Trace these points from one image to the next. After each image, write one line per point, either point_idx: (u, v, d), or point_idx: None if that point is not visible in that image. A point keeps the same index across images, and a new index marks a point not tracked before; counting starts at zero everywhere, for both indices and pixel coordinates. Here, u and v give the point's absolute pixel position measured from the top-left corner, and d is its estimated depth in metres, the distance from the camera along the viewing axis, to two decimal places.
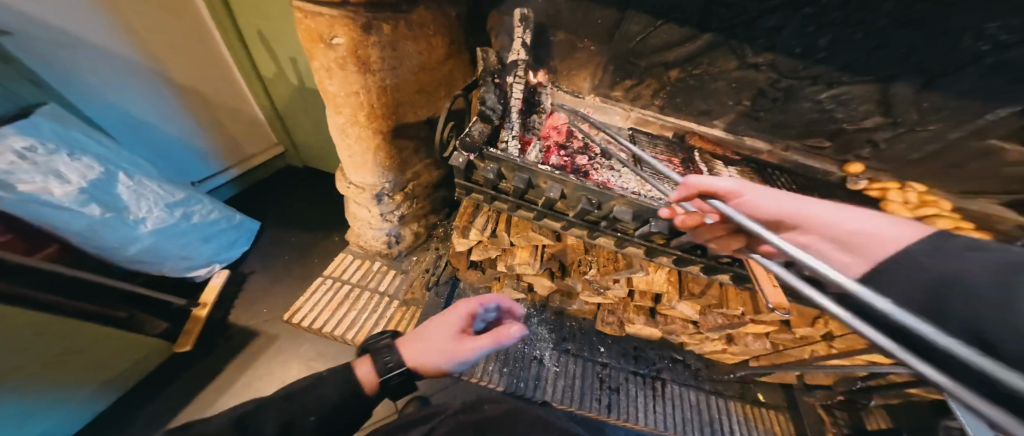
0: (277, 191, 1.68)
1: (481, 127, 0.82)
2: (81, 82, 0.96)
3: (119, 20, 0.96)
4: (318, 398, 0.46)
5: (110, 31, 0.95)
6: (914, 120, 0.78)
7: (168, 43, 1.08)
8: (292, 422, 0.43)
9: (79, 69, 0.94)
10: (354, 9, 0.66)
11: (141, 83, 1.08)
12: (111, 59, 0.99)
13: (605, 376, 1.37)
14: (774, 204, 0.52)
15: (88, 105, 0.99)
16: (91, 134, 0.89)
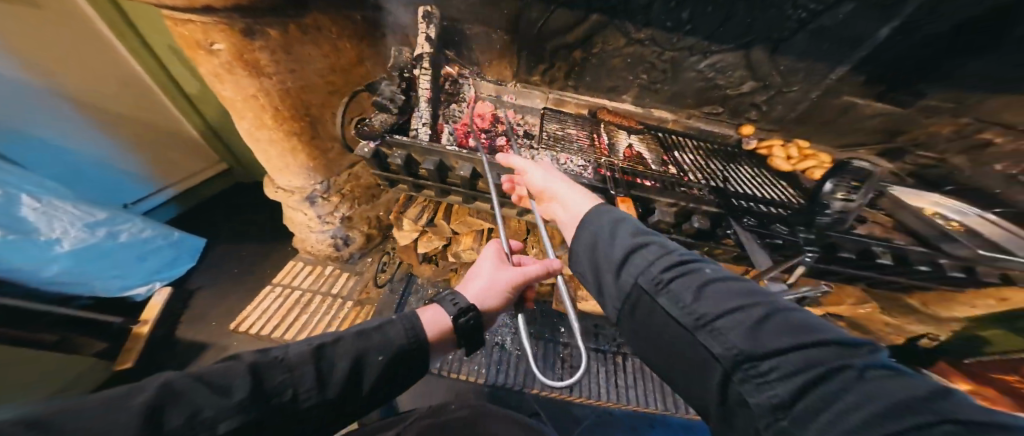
0: (226, 203, 1.62)
1: (382, 117, 0.87)
2: None
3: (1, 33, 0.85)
4: (386, 338, 0.44)
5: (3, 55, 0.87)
6: (780, 81, 0.90)
7: (71, 60, 1.00)
8: (358, 358, 0.41)
9: None
10: (227, 17, 0.70)
11: (55, 108, 1.00)
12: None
13: (567, 355, 1.41)
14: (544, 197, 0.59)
15: None
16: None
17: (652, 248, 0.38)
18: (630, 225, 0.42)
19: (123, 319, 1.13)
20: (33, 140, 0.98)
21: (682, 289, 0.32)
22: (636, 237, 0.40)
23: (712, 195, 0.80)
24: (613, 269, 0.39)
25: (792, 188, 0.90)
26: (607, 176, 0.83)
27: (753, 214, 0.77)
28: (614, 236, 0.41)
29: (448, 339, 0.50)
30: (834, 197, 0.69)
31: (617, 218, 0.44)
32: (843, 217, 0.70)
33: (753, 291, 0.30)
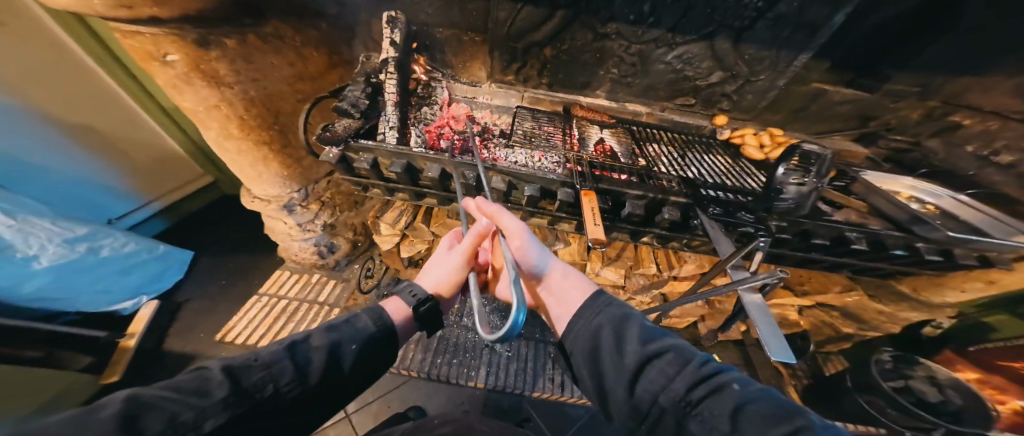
0: (214, 219, 1.63)
1: (346, 122, 0.86)
2: None
3: None
4: (354, 329, 0.45)
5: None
6: (746, 71, 0.90)
7: (35, 73, 0.97)
8: (333, 348, 0.41)
9: None
10: (177, 27, 0.69)
11: (20, 125, 0.97)
12: None
13: (557, 354, 1.40)
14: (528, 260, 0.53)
15: None
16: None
17: (663, 354, 0.38)
18: (637, 325, 0.43)
19: (110, 333, 1.08)
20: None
21: (706, 411, 0.32)
22: (644, 340, 0.40)
23: (679, 186, 0.79)
24: (628, 380, 0.38)
25: (766, 176, 0.89)
26: (574, 170, 0.82)
27: (717, 203, 0.75)
28: (621, 338, 0.42)
29: (412, 325, 0.54)
30: (789, 182, 0.70)
31: (618, 314, 0.45)
32: (801, 201, 0.70)
33: (780, 410, 0.30)
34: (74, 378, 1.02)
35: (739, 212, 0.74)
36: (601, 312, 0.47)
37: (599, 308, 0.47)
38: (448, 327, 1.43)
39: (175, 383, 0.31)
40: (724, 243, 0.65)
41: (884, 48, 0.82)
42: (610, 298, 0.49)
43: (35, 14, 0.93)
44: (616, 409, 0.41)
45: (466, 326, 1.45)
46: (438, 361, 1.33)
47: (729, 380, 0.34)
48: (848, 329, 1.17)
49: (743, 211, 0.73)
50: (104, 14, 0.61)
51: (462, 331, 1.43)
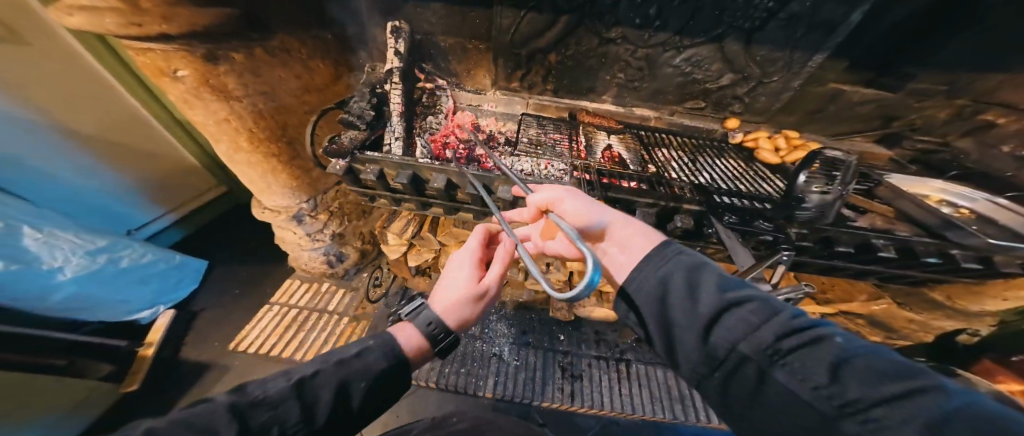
0: (229, 229, 1.66)
1: (352, 135, 0.87)
2: None
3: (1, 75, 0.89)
4: (365, 364, 0.43)
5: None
6: (759, 72, 0.87)
7: (51, 85, 1.00)
8: (342, 386, 0.40)
9: None
10: (186, 43, 0.71)
11: (31, 133, 0.99)
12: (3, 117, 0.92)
13: (567, 364, 1.36)
14: (579, 216, 0.49)
15: None
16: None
17: (746, 304, 0.33)
18: (711, 273, 0.37)
19: (128, 342, 1.11)
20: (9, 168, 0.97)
21: (801, 362, 0.27)
22: (721, 288, 0.35)
23: (692, 193, 0.76)
24: (702, 329, 0.33)
25: (781, 181, 0.85)
26: (583, 179, 0.80)
27: (734, 211, 0.72)
28: (694, 285, 0.36)
29: (424, 355, 0.52)
30: (811, 191, 0.67)
31: (686, 261, 0.40)
32: (822, 210, 0.67)
33: (904, 370, 0.24)
34: (98, 386, 1.05)
35: (756, 220, 0.71)
36: (673, 260, 0.40)
37: (667, 255, 0.41)
38: (456, 337, 1.41)
39: (186, 414, 0.31)
40: (741, 253, 0.61)
41: (898, 47, 0.78)
42: (681, 245, 0.42)
43: (56, 31, 0.96)
44: (681, 362, 0.37)
45: (473, 335, 1.44)
46: (447, 370, 1.32)
47: (830, 333, 0.29)
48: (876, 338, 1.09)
49: (761, 219, 0.71)
50: (117, 32, 0.64)
51: (469, 340, 1.42)
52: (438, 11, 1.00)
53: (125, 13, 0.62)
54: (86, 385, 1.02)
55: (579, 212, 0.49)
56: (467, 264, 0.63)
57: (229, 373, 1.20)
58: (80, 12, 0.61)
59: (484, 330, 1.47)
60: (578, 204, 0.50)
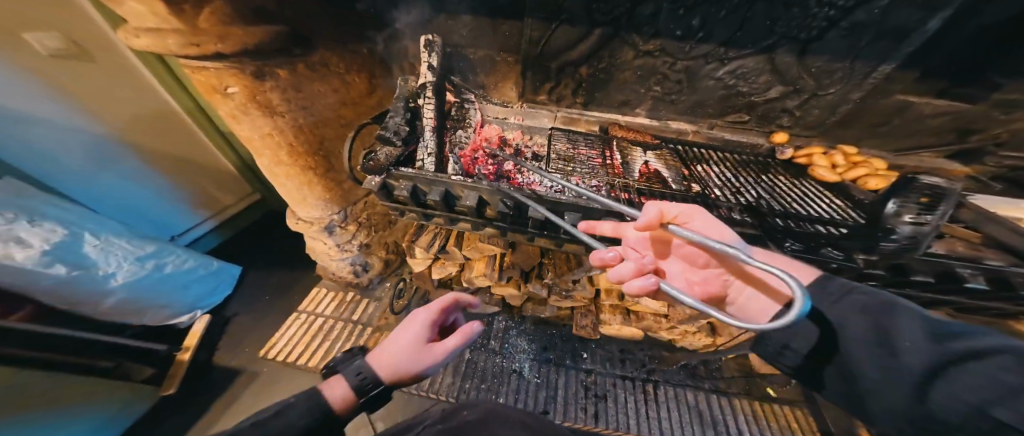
0: (262, 234, 1.72)
1: (387, 150, 0.88)
2: (43, 151, 0.99)
3: (73, 93, 1.00)
4: (287, 423, 0.40)
5: (53, 101, 0.97)
6: (814, 84, 0.81)
7: (116, 102, 1.09)
8: None
9: (37, 142, 0.97)
10: (238, 61, 0.75)
11: (99, 145, 1.10)
12: (73, 131, 1.02)
13: (591, 383, 1.29)
14: (721, 235, 0.51)
15: (54, 176, 1.03)
16: (43, 199, 0.92)
17: (985, 356, 0.28)
18: (928, 326, 0.33)
19: (169, 347, 1.15)
20: (75, 178, 1.08)
21: None
22: (946, 338, 0.31)
23: (745, 216, 0.72)
24: (917, 384, 0.31)
25: (841, 200, 0.80)
26: (621, 198, 0.77)
27: (794, 237, 0.68)
28: (896, 333, 0.34)
29: (349, 410, 0.46)
30: (900, 221, 0.57)
31: (874, 305, 0.37)
32: (919, 242, 0.57)
33: None
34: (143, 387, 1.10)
35: (823, 247, 0.66)
36: (856, 301, 0.39)
37: (846, 297, 0.40)
38: (476, 351, 1.37)
39: None
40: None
41: (988, 50, 0.68)
42: (868, 289, 0.39)
43: (121, 51, 1.05)
44: (920, 432, 0.32)
45: (493, 350, 1.39)
46: (467, 386, 1.28)
47: None
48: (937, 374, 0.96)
49: (828, 246, 0.66)
50: (176, 52, 0.67)
51: (489, 355, 1.37)
52: (469, 25, 1.00)
53: (185, 35, 0.66)
54: (133, 385, 1.08)
55: (714, 231, 0.52)
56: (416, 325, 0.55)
57: (258, 379, 1.23)
58: (148, 35, 0.65)
59: (505, 345, 1.41)
60: (705, 223, 0.53)
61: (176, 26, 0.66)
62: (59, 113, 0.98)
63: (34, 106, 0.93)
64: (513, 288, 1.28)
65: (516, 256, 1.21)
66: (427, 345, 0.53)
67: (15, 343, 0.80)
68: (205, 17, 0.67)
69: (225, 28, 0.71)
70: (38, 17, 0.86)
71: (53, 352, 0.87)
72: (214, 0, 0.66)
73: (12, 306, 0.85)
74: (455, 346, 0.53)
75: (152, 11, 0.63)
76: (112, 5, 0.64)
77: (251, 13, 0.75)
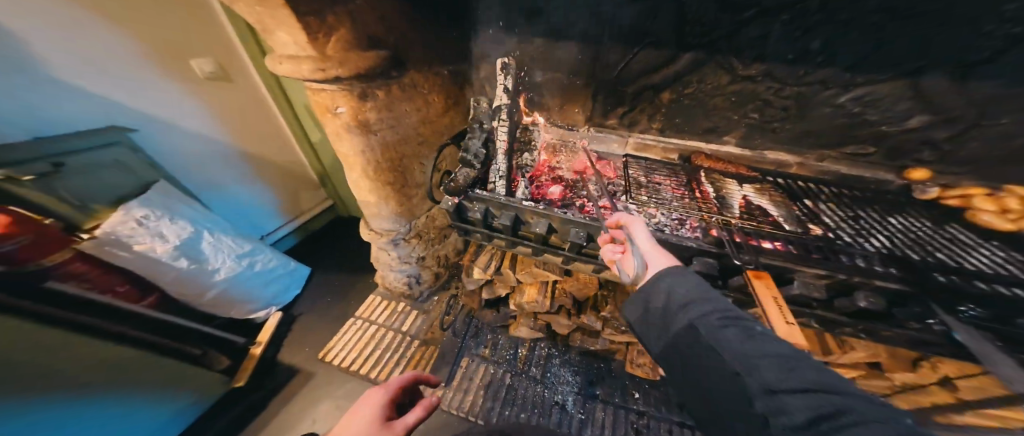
0: (329, 238, 1.86)
1: (466, 172, 0.90)
2: (188, 160, 1.18)
3: (213, 110, 1.19)
4: None
5: (199, 116, 1.16)
6: (976, 114, 0.68)
7: (240, 118, 1.28)
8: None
9: (184, 151, 1.16)
10: (350, 84, 0.84)
11: (225, 155, 1.29)
12: (208, 142, 1.22)
13: (642, 427, 1.11)
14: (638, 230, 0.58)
15: (192, 182, 1.21)
16: (177, 198, 1.05)
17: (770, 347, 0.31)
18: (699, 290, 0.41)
19: (246, 339, 1.27)
20: (205, 184, 1.26)
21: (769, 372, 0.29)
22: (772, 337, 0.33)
23: (894, 269, 0.59)
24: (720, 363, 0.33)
25: (1015, 252, 0.64)
26: (722, 239, 0.68)
27: (980, 302, 0.53)
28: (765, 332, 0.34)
29: None
30: None
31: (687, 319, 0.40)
32: None
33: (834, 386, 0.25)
34: (219, 378, 1.18)
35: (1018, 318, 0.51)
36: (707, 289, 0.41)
37: (685, 274, 0.45)
38: (516, 377, 1.25)
39: None
40: (1004, 362, 0.43)
41: None
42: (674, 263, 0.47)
43: (251, 76, 1.27)
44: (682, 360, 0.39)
45: (534, 378, 1.25)
46: (506, 413, 1.16)
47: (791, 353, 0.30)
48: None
49: None
50: (308, 76, 0.77)
51: (530, 383, 1.23)
52: (548, 48, 1.00)
53: (316, 61, 0.75)
54: (211, 377, 1.16)
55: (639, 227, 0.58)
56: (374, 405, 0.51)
57: (313, 378, 1.28)
58: (287, 62, 0.76)
59: (546, 373, 1.27)
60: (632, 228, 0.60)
61: (310, 53, 0.75)
62: (203, 128, 1.18)
63: (188, 122, 1.13)
64: (563, 318, 1.18)
65: (572, 285, 1.13)
66: (385, 423, 0.48)
67: (144, 327, 0.96)
68: (331, 45, 0.76)
69: (345, 53, 0.79)
70: (194, 47, 1.07)
71: (165, 337, 1.01)
72: (340, 29, 0.75)
73: (146, 292, 1.01)
74: (412, 424, 0.48)
75: (295, 40, 0.73)
76: (265, 37, 0.75)
77: (366, 40, 0.83)
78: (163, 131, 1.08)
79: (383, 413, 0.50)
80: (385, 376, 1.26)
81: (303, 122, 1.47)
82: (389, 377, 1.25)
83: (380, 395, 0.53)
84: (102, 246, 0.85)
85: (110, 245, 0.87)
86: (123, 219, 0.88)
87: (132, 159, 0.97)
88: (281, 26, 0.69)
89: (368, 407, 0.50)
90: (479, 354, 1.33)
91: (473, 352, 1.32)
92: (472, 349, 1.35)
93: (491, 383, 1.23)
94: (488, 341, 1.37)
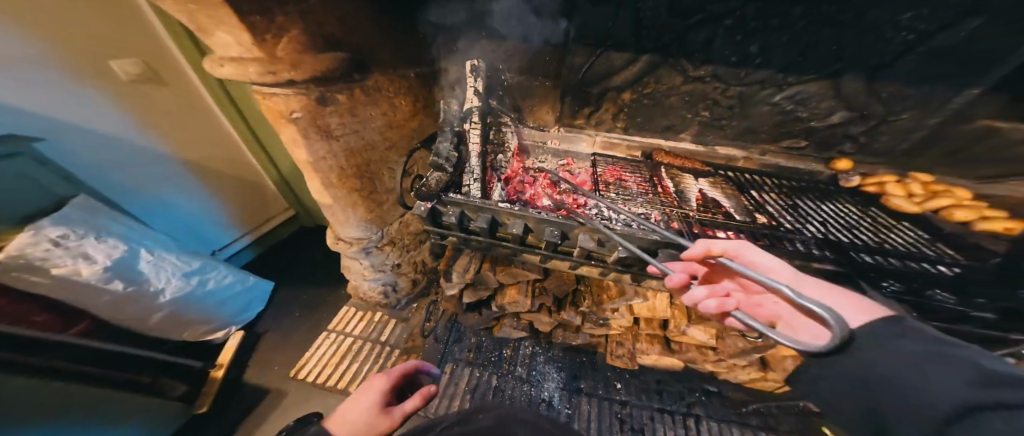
0: (295, 250, 1.76)
1: (438, 176, 0.88)
2: (114, 172, 1.06)
3: (143, 116, 1.08)
4: None
5: (126, 122, 1.05)
6: (882, 109, 0.79)
7: (177, 124, 1.18)
8: None
9: (109, 162, 1.04)
10: (305, 89, 0.80)
11: (161, 165, 1.17)
12: (141, 151, 1.11)
13: (626, 416, 1.14)
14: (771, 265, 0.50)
15: (122, 196, 1.10)
16: (104, 212, 0.94)
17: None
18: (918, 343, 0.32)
19: (204, 363, 1.17)
20: (138, 196, 1.14)
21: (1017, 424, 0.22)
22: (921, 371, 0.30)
23: (827, 252, 0.66)
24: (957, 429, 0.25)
25: (923, 233, 0.75)
26: (682, 230, 0.73)
27: (896, 277, 0.62)
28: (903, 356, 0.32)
29: None
30: None
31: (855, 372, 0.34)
32: None
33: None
34: (180, 404, 1.08)
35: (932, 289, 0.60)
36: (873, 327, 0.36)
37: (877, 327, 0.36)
38: (502, 378, 1.25)
39: None
40: None
41: None
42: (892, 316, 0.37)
43: (187, 77, 1.16)
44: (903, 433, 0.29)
45: (520, 377, 1.25)
46: None
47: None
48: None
49: (939, 290, 0.60)
50: (254, 79, 0.72)
51: (516, 383, 1.24)
52: (514, 52, 1.02)
53: (264, 63, 0.71)
54: (168, 405, 1.04)
55: (770, 262, 0.51)
56: (376, 390, 0.58)
57: (285, 399, 1.20)
58: (232, 64, 0.70)
59: (532, 372, 1.28)
60: (759, 257, 0.52)
61: (257, 55, 0.70)
62: (131, 135, 1.07)
63: (112, 129, 1.02)
64: (545, 316, 1.20)
65: (550, 283, 1.15)
66: (386, 410, 0.55)
67: (81, 360, 0.85)
68: (281, 46, 0.72)
69: (299, 56, 0.75)
70: (115, 46, 0.97)
71: (107, 368, 0.91)
72: (291, 30, 0.71)
73: (73, 320, 0.88)
74: (414, 409, 0.56)
75: (238, 41, 0.68)
76: (202, 37, 0.70)
77: (321, 42, 0.79)
78: (83, 141, 0.97)
79: (383, 400, 0.57)
80: None
81: (253, 126, 1.38)
82: None
83: (379, 383, 0.60)
84: (8, 272, 0.73)
85: (20, 270, 0.75)
86: (34, 240, 0.76)
87: (43, 173, 0.85)
88: (220, 26, 0.64)
89: (370, 395, 0.57)
90: (463, 358, 1.31)
91: (457, 357, 1.29)
92: (456, 354, 1.32)
93: (475, 386, 1.22)
94: (471, 345, 1.35)
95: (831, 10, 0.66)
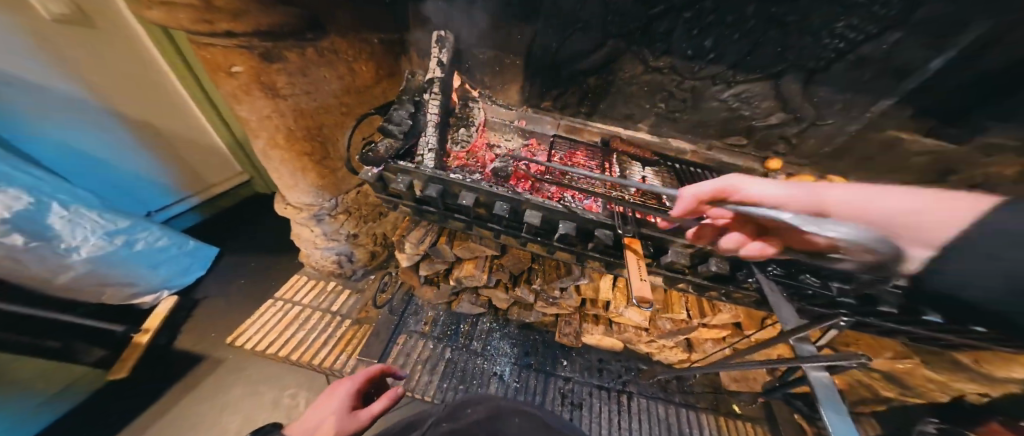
0: (244, 216, 1.65)
1: (388, 143, 0.87)
2: (32, 122, 0.94)
3: (66, 56, 0.94)
4: None
5: (29, 60, 0.88)
6: (812, 114, 0.88)
7: (98, 65, 1.02)
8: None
9: (30, 110, 0.93)
10: (245, 41, 0.74)
11: (83, 112, 1.04)
12: (65, 99, 0.99)
13: (568, 391, 1.22)
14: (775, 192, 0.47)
15: (39, 148, 0.98)
16: (22, 165, 0.84)
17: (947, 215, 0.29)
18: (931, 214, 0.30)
19: (127, 326, 1.11)
20: (54, 147, 1.01)
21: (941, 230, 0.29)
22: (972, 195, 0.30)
23: None
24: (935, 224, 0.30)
25: None
26: (616, 212, 0.78)
27: (779, 262, 0.70)
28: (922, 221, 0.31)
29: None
30: None
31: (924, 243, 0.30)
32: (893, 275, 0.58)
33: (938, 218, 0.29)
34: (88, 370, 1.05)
35: (804, 274, 0.69)
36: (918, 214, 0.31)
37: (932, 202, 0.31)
38: (456, 351, 1.27)
39: None
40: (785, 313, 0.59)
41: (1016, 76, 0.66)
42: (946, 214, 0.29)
43: (121, 17, 1.02)
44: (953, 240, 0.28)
45: (474, 351, 1.29)
46: (444, 385, 1.18)
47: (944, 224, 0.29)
48: (890, 393, 0.93)
49: (808, 274, 0.69)
50: (185, 26, 0.67)
51: (470, 356, 1.27)
52: (484, 25, 0.98)
53: (195, 10, 0.65)
54: (74, 370, 1.02)
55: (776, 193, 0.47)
56: (343, 396, 0.61)
57: (223, 365, 1.17)
58: (155, 5, 0.64)
59: (487, 346, 1.32)
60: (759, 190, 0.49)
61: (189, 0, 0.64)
62: (40, 75, 0.92)
63: (12, 68, 0.86)
64: (501, 292, 1.23)
65: (508, 260, 1.16)
66: (351, 413, 0.58)
67: None
68: None
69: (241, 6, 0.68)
70: None
71: None
72: None
73: None
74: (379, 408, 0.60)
75: None
76: None
77: None
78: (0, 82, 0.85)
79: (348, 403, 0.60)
80: (309, 359, 1.18)
81: (204, 81, 1.25)
82: (313, 359, 1.19)
83: (348, 387, 0.64)
84: None
85: None
86: None
87: None
88: None
89: (337, 400, 0.60)
90: (418, 330, 1.31)
91: (411, 329, 1.30)
92: (411, 326, 1.33)
93: (424, 357, 1.24)
94: (428, 318, 1.36)
95: (770, 13, 0.71)
